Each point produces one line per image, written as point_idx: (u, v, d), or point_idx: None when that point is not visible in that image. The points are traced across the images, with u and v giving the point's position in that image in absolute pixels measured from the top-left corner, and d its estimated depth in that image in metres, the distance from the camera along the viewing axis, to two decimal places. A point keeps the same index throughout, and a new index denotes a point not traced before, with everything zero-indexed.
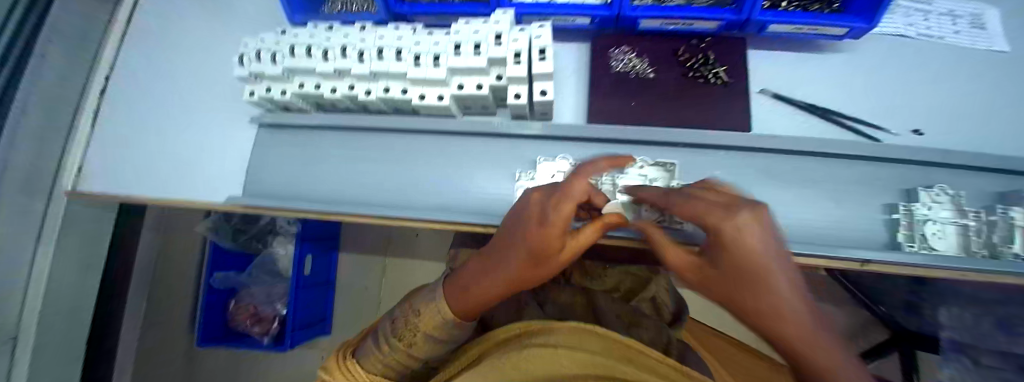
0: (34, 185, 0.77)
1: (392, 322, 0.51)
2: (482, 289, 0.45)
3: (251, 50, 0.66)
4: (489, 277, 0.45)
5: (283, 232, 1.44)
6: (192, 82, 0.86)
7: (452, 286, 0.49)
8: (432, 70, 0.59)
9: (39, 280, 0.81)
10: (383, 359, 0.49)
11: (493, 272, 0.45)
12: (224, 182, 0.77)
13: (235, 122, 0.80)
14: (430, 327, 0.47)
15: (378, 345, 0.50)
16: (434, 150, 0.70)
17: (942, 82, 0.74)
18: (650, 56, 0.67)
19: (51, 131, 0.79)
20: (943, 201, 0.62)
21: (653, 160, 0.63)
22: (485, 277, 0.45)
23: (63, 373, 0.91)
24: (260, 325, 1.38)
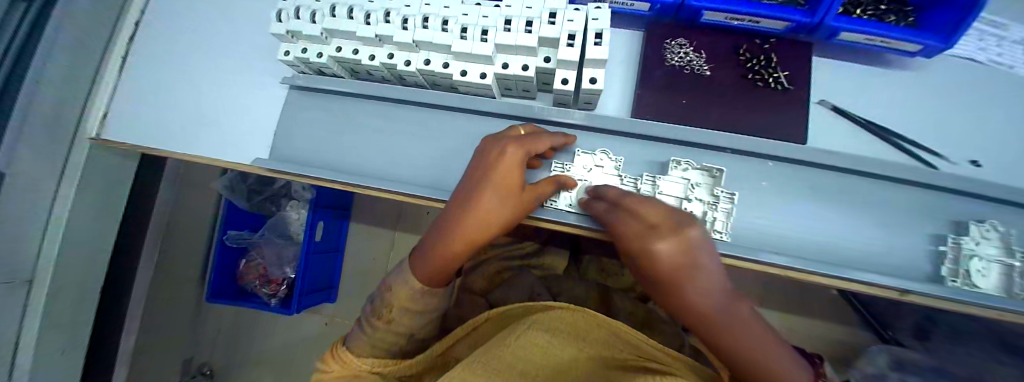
0: (57, 127, 0.76)
1: (376, 301, 0.60)
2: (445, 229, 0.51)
3: (290, 6, 0.63)
4: (454, 235, 0.53)
5: (297, 196, 1.44)
6: (220, 33, 0.83)
7: (426, 248, 0.55)
8: (479, 44, 0.56)
9: (58, 222, 0.82)
10: (370, 334, 0.57)
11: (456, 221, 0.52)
12: (248, 140, 0.76)
13: (262, 80, 0.78)
14: (402, 300, 0.56)
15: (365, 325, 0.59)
16: (467, 130, 0.68)
17: (1010, 112, 0.70)
18: (708, 52, 0.64)
19: (77, 72, 0.77)
20: (992, 237, 0.60)
21: (699, 164, 0.59)
22: (449, 223, 0.52)
23: (78, 314, 0.93)
24: (269, 286, 1.39)
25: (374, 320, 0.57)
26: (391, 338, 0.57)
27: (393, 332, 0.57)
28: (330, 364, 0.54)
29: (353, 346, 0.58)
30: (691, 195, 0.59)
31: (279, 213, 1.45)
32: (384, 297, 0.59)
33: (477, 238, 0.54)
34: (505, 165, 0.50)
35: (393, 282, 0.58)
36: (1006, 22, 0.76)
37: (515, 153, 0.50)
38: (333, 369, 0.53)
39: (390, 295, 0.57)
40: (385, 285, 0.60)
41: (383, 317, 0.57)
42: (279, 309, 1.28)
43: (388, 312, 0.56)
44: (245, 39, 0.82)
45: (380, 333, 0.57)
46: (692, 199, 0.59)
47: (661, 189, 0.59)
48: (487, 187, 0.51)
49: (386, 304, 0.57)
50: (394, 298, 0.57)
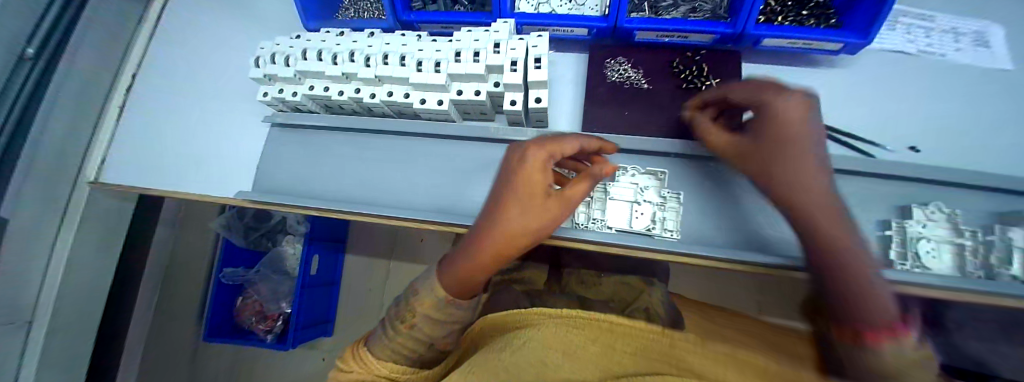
0: (58, 175, 0.82)
1: (394, 307, 0.52)
2: (470, 255, 0.48)
3: (267, 53, 0.71)
4: (478, 250, 0.48)
5: (293, 231, 1.46)
6: (209, 79, 0.91)
7: (454, 259, 0.50)
8: (433, 75, 0.62)
9: (57, 264, 0.86)
10: (391, 347, 0.49)
11: (475, 246, 0.48)
12: (233, 176, 0.81)
13: (247, 120, 0.85)
14: (426, 307, 0.48)
15: (385, 334, 0.50)
16: (432, 152, 0.73)
17: (942, 99, 0.74)
18: (645, 67, 0.70)
19: (76, 123, 0.84)
20: (938, 219, 0.62)
21: (646, 168, 0.64)
22: (467, 251, 0.49)
23: (74, 354, 0.96)
24: (265, 322, 1.41)
25: (397, 325, 0.49)
26: (411, 346, 0.49)
27: (411, 341, 0.49)
28: (351, 365, 0.50)
29: (374, 348, 0.51)
30: (641, 198, 0.63)
31: (275, 248, 1.48)
32: (408, 300, 0.51)
33: (502, 251, 0.49)
34: (532, 162, 0.48)
35: (421, 285, 0.51)
36: (930, 16, 0.82)
37: (541, 152, 0.48)
38: (356, 370, 0.49)
39: (414, 302, 0.49)
40: (410, 288, 0.52)
41: (404, 322, 0.49)
42: (275, 345, 1.29)
43: (409, 319, 0.48)
44: (234, 84, 0.90)
45: (401, 341, 0.49)
46: (642, 201, 0.63)
47: (613, 194, 0.64)
48: (518, 186, 0.48)
49: (408, 307, 0.50)
50: (417, 305, 0.49)
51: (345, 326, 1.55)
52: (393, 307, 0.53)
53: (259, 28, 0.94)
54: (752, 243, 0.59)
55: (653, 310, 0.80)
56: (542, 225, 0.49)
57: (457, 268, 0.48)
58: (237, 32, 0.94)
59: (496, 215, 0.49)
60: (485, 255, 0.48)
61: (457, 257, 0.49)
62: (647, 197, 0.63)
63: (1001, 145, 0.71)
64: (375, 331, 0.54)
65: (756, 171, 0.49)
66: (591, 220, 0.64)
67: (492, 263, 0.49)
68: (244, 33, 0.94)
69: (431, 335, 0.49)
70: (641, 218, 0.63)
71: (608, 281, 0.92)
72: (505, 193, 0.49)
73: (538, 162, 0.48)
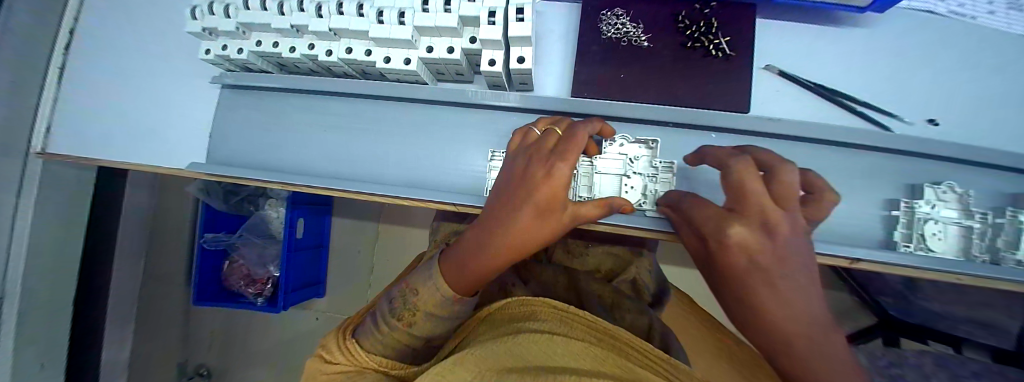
0: (5, 145, 0.75)
1: (389, 300, 0.47)
2: (475, 264, 0.41)
3: (203, 2, 0.61)
4: (484, 255, 0.40)
5: (274, 195, 1.38)
6: (150, 30, 0.80)
7: (460, 258, 0.43)
8: (397, 28, 0.53)
9: (21, 241, 0.81)
10: (382, 338, 0.45)
11: (482, 253, 0.40)
12: (188, 144, 0.74)
13: (197, 80, 0.76)
14: (430, 304, 0.43)
15: (377, 325, 0.46)
16: (403, 119, 0.65)
17: (973, 65, 0.67)
18: (646, 22, 0.61)
19: (21, 90, 0.77)
20: (949, 199, 0.57)
21: (635, 138, 0.57)
22: (475, 257, 0.41)
23: (60, 332, 0.94)
24: (253, 286, 1.36)
25: (391, 320, 0.45)
26: (406, 341, 0.45)
27: (409, 337, 0.45)
28: (336, 355, 0.45)
29: (363, 338, 0.47)
30: (630, 170, 0.57)
31: (257, 213, 1.39)
32: (408, 295, 0.45)
33: (514, 256, 0.41)
34: (560, 173, 0.38)
35: (422, 282, 0.45)
36: None
37: (569, 157, 0.39)
38: (341, 361, 0.44)
39: (416, 298, 0.44)
40: (409, 283, 0.46)
41: (402, 318, 0.44)
42: (266, 307, 1.28)
43: (409, 315, 0.44)
44: (181, 40, 0.78)
45: (396, 335, 0.44)
46: (632, 174, 0.57)
47: (600, 168, 0.58)
48: (536, 197, 0.39)
49: (408, 303, 0.45)
50: (418, 298, 0.44)
51: (335, 290, 1.53)
52: (387, 301, 0.48)
53: None
54: None
55: (640, 280, 0.82)
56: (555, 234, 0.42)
57: (465, 268, 0.41)
58: None
59: (510, 221, 0.40)
60: (499, 259, 0.41)
61: (465, 253, 0.42)
62: (637, 168, 0.57)
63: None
64: (365, 322, 0.50)
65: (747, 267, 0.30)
66: (575, 197, 0.58)
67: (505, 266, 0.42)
68: None
69: (432, 330, 0.45)
70: (631, 192, 0.58)
71: (596, 252, 0.90)
72: (522, 194, 0.40)
73: (563, 167, 0.38)
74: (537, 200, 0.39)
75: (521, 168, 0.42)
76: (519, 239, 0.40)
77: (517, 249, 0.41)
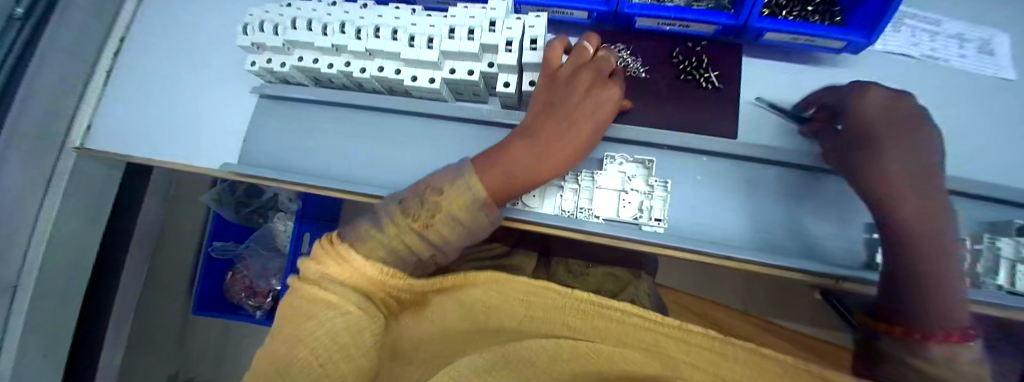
0: (45, 138, 0.80)
1: (400, 202, 0.46)
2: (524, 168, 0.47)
3: (256, 21, 0.69)
4: (538, 161, 0.47)
5: (285, 208, 1.42)
6: (199, 44, 0.89)
7: (508, 162, 0.46)
8: (425, 51, 0.60)
9: (43, 231, 0.85)
10: (382, 242, 0.43)
11: (535, 161, 0.47)
12: (219, 146, 0.80)
13: (236, 90, 0.84)
14: (455, 205, 0.44)
15: (378, 226, 0.44)
16: (422, 132, 0.71)
17: (943, 105, 0.73)
18: (645, 56, 0.68)
19: (67, 89, 0.83)
20: None
21: (634, 157, 0.63)
22: (527, 163, 0.47)
23: (61, 322, 0.95)
24: (255, 298, 1.37)
25: (402, 218, 0.43)
26: (410, 248, 0.44)
27: (420, 242, 0.44)
28: (328, 262, 0.42)
29: (360, 244, 0.43)
30: (629, 186, 0.62)
31: (267, 225, 1.41)
32: (427, 196, 0.44)
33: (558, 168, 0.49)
34: (605, 107, 0.51)
35: (449, 181, 0.45)
36: (936, 20, 0.82)
37: (609, 97, 0.51)
38: (333, 268, 0.41)
39: (438, 198, 0.44)
40: (433, 184, 0.45)
41: (419, 218, 0.43)
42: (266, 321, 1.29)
43: (428, 215, 0.44)
44: (227, 54, 0.87)
45: (404, 236, 0.43)
46: (630, 190, 0.62)
47: (600, 183, 0.63)
48: (585, 120, 0.49)
49: (426, 204, 0.44)
50: (444, 201, 0.44)
51: None
52: (394, 207, 0.45)
53: None
54: (715, 236, 0.62)
55: (637, 302, 0.85)
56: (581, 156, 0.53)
57: (514, 171, 0.46)
58: None
59: (563, 139, 0.48)
60: (546, 169, 0.48)
61: (512, 159, 0.47)
62: (634, 185, 0.63)
63: (999, 155, 0.70)
64: (357, 225, 0.46)
65: None
66: (578, 209, 0.63)
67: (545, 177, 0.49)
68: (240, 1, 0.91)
69: (444, 241, 0.45)
70: (629, 206, 0.63)
71: (595, 272, 0.92)
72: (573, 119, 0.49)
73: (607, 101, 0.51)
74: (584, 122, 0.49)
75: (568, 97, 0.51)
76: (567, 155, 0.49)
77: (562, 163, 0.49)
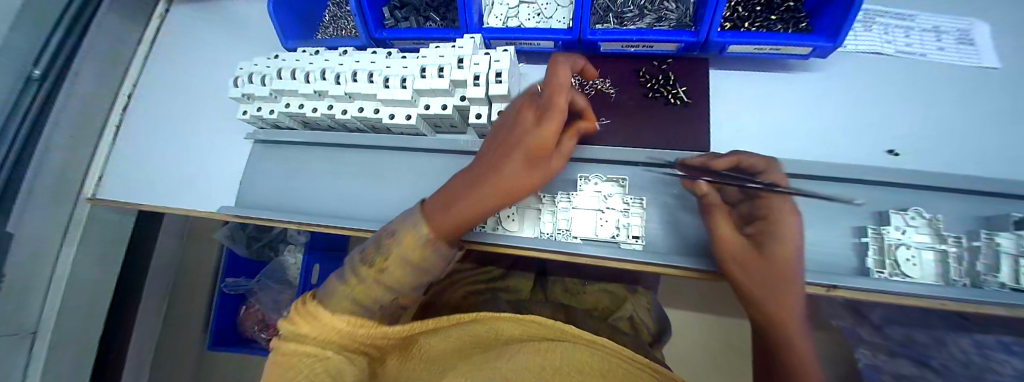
0: (61, 193, 0.86)
1: (360, 252, 0.46)
2: (466, 209, 0.43)
3: (245, 73, 0.74)
4: (483, 196, 0.44)
5: (293, 241, 1.43)
6: (200, 97, 0.95)
7: (450, 200, 0.44)
8: (399, 91, 0.64)
9: (60, 279, 0.89)
10: (349, 293, 0.43)
11: (477, 197, 0.44)
12: (219, 192, 0.84)
13: (233, 137, 0.89)
14: (405, 246, 0.42)
15: (344, 278, 0.45)
16: (405, 165, 0.74)
17: (924, 100, 0.72)
18: (613, 77, 0.71)
19: (80, 146, 0.89)
20: (919, 224, 0.60)
21: (608, 176, 0.64)
22: (468, 201, 0.44)
23: (77, 367, 0.99)
24: (267, 331, 1.40)
25: (363, 268, 0.43)
26: (375, 297, 0.43)
27: (382, 288, 0.43)
28: (300, 320, 0.42)
29: (327, 301, 0.43)
30: (605, 205, 0.63)
31: (277, 259, 1.44)
32: (382, 241, 0.44)
33: (511, 193, 0.46)
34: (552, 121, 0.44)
35: (399, 224, 0.44)
36: (911, 15, 0.82)
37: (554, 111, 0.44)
38: (305, 326, 0.41)
39: (389, 242, 0.43)
40: (388, 230, 0.45)
41: (374, 265, 0.43)
42: None
43: (382, 261, 0.43)
44: (226, 105, 0.93)
45: (368, 284, 0.43)
46: (607, 209, 0.63)
47: (577, 204, 0.64)
48: (526, 139, 0.44)
49: (381, 249, 0.43)
50: (394, 244, 0.43)
51: None
52: (356, 256, 0.46)
53: (249, 47, 0.99)
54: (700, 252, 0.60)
55: (637, 318, 0.85)
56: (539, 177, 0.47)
57: (453, 212, 0.43)
58: (230, 50, 0.99)
59: (504, 165, 0.44)
60: (490, 202, 0.45)
61: (453, 197, 0.44)
62: (611, 204, 0.63)
63: (988, 146, 0.68)
64: (326, 283, 0.46)
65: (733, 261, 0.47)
66: (557, 231, 0.64)
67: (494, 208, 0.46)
68: (238, 55, 0.98)
69: (402, 283, 0.43)
70: (607, 225, 0.63)
71: (591, 290, 0.91)
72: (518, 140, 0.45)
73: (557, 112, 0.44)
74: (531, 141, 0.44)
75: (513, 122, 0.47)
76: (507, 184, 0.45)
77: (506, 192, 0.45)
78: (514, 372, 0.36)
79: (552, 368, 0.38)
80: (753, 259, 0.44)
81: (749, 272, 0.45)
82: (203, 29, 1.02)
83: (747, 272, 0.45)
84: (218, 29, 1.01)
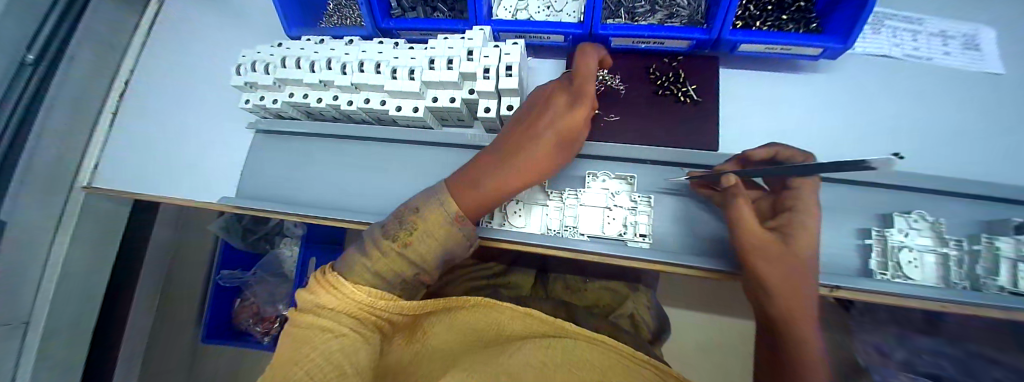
0: (55, 180, 0.84)
1: (382, 228, 0.46)
2: (503, 182, 0.47)
3: (248, 61, 0.73)
4: (517, 171, 0.48)
5: (290, 234, 1.42)
6: (198, 84, 0.93)
7: (487, 174, 0.47)
8: (407, 83, 0.63)
9: (54, 267, 0.87)
10: (371, 265, 0.43)
11: (513, 171, 0.48)
12: (219, 181, 0.83)
13: (234, 126, 0.87)
14: (433, 222, 0.44)
15: (365, 252, 0.44)
16: (410, 158, 0.73)
17: (929, 104, 0.73)
18: (622, 74, 0.71)
19: (75, 132, 0.87)
20: (922, 227, 0.61)
21: (617, 173, 0.64)
22: (506, 174, 0.47)
23: (71, 357, 0.98)
24: (261, 324, 1.39)
25: (386, 241, 0.43)
26: (397, 269, 0.43)
27: (404, 261, 0.43)
28: (319, 291, 0.41)
29: (348, 274, 0.43)
30: (613, 203, 0.62)
31: (273, 251, 1.43)
32: (406, 216, 0.45)
33: (540, 171, 0.50)
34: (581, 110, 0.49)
35: (424, 201, 0.46)
36: (918, 19, 0.83)
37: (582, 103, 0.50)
38: (323, 298, 0.40)
39: (414, 218, 0.44)
40: (413, 207, 0.46)
41: (398, 238, 0.43)
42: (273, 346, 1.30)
43: (408, 236, 0.43)
44: (226, 93, 0.92)
45: (390, 257, 0.43)
46: (614, 207, 0.63)
47: (584, 201, 0.64)
48: (558, 125, 0.49)
49: (405, 223, 0.44)
50: (420, 219, 0.44)
51: None
52: (377, 231, 0.46)
53: (250, 34, 0.97)
54: (706, 250, 0.60)
55: (638, 316, 0.85)
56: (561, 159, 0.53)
57: (491, 183, 0.47)
58: (231, 37, 0.97)
59: (537, 145, 0.49)
60: (523, 178, 0.49)
61: (490, 172, 0.47)
62: (619, 202, 0.63)
63: (991, 152, 0.69)
64: (344, 256, 0.46)
65: (753, 254, 0.47)
66: (563, 227, 0.63)
67: (522, 185, 0.50)
68: (239, 42, 0.96)
69: (425, 260, 0.44)
70: (614, 223, 0.63)
71: (593, 287, 0.91)
72: (551, 123, 0.49)
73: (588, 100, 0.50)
74: (564, 124, 0.49)
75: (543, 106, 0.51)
76: (539, 164, 0.49)
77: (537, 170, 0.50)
78: (518, 367, 0.37)
79: (555, 365, 0.38)
80: (772, 255, 0.45)
81: (768, 268, 0.45)
82: (203, 14, 1.00)
83: (766, 268, 0.45)
84: (219, 15, 0.99)
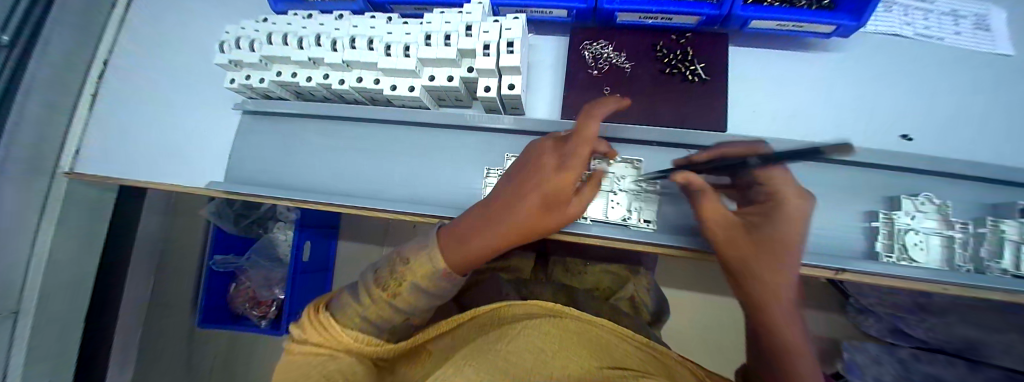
0: (37, 164, 0.80)
1: (374, 272, 0.44)
2: (483, 242, 0.44)
3: (232, 37, 0.68)
4: (501, 227, 0.46)
5: (283, 218, 1.39)
6: (183, 63, 0.89)
7: (470, 224, 0.46)
8: (402, 60, 0.59)
9: (41, 255, 0.84)
10: (360, 309, 0.40)
11: (495, 227, 0.46)
12: (207, 166, 0.79)
13: (221, 108, 0.83)
14: (420, 273, 0.40)
15: (356, 295, 0.42)
16: (407, 139, 0.70)
17: (939, 85, 0.71)
18: (627, 51, 0.68)
19: (54, 115, 0.82)
20: (928, 210, 0.60)
21: (621, 157, 0.62)
22: (489, 232, 0.45)
23: (65, 347, 0.96)
24: (257, 308, 1.34)
25: (377, 288, 0.41)
26: (386, 315, 0.41)
27: (393, 310, 0.41)
28: (307, 332, 0.39)
29: (338, 313, 0.40)
30: (616, 187, 0.61)
31: (268, 236, 1.40)
32: (397, 266, 0.42)
33: (527, 229, 0.48)
34: (572, 165, 0.46)
35: (415, 252, 0.43)
36: None
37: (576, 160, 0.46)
38: (311, 337, 0.38)
39: (404, 268, 0.41)
40: (403, 257, 0.43)
41: (388, 288, 0.40)
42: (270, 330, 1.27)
43: (397, 285, 0.40)
44: (212, 72, 0.87)
45: (380, 304, 0.40)
46: (617, 191, 0.61)
47: None
48: (545, 182, 0.47)
49: (395, 273, 0.41)
50: (408, 271, 0.41)
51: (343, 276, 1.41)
52: (369, 276, 0.44)
53: (235, 9, 0.91)
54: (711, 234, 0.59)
55: (638, 298, 0.84)
56: (553, 220, 0.49)
57: (471, 241, 0.44)
58: (215, 12, 0.92)
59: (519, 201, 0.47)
60: (504, 238, 0.46)
61: (474, 227, 0.45)
62: (623, 186, 0.61)
63: (997, 134, 0.68)
64: (340, 294, 0.44)
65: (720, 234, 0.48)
66: None
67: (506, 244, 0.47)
68: (223, 17, 0.91)
69: (416, 307, 0.42)
70: (617, 208, 0.62)
71: (593, 271, 0.90)
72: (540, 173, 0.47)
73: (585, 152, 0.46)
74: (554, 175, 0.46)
75: (536, 157, 0.50)
76: (524, 224, 0.47)
77: (525, 229, 0.48)
78: (521, 356, 0.35)
79: (552, 351, 0.36)
80: (744, 238, 0.45)
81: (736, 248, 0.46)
82: None
83: (734, 246, 0.46)
84: None
